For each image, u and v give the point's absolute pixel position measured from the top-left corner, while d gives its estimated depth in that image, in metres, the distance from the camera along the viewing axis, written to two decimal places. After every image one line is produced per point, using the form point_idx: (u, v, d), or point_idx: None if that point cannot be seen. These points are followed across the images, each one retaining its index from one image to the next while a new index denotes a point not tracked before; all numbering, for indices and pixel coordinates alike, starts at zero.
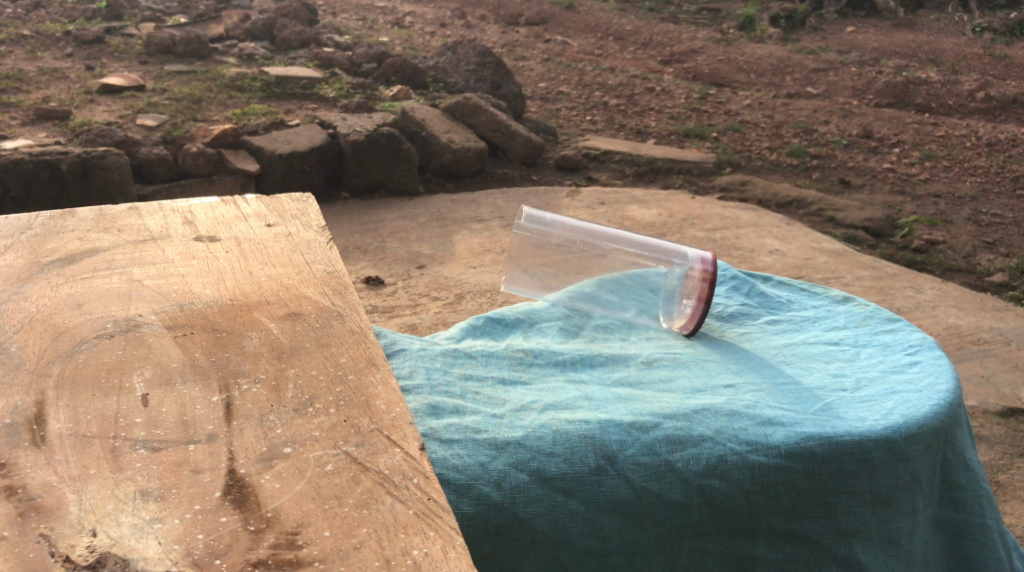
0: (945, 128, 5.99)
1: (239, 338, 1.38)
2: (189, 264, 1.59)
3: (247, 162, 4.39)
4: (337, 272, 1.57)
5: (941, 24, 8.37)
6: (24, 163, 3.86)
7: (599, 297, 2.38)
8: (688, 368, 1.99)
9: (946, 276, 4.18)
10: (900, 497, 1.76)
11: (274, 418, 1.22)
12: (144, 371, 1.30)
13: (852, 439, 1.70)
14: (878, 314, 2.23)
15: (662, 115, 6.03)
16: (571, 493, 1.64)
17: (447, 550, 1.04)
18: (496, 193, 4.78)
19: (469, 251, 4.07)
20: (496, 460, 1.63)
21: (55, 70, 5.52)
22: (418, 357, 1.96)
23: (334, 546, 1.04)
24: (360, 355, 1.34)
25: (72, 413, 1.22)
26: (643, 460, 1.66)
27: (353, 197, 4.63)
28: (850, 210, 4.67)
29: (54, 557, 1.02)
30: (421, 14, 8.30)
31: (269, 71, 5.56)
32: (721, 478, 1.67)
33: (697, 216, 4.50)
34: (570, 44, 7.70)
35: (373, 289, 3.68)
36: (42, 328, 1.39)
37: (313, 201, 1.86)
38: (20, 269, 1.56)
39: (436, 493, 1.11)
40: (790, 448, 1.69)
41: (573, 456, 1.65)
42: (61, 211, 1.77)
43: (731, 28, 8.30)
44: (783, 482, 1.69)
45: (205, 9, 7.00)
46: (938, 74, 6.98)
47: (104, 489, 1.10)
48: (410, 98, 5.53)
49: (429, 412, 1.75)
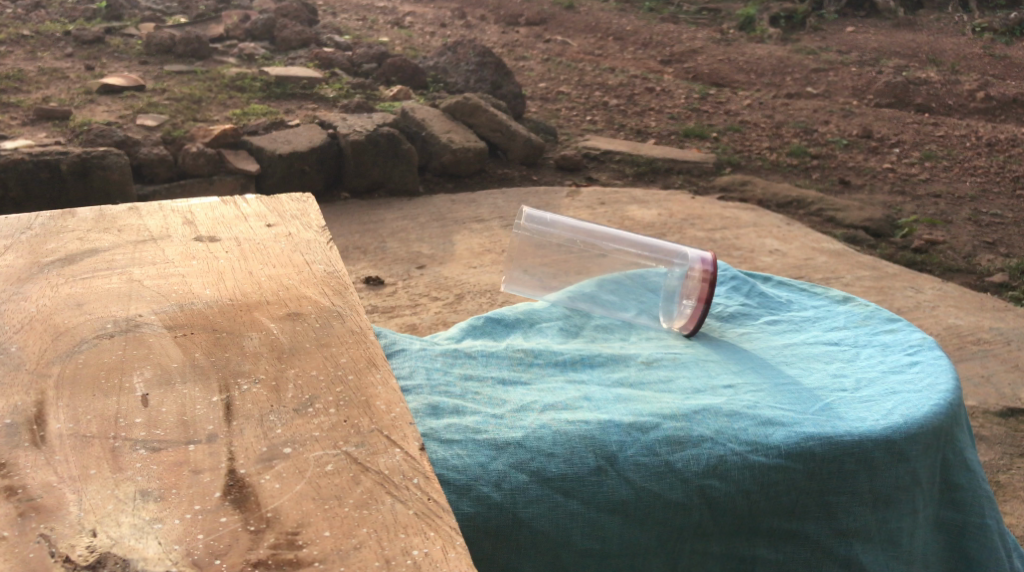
0: (945, 128, 5.99)
1: (239, 338, 1.38)
2: (189, 263, 1.59)
3: (247, 162, 4.39)
4: (337, 272, 1.57)
5: (941, 24, 8.37)
6: (24, 164, 3.86)
7: (598, 297, 2.38)
8: (688, 368, 1.99)
9: (946, 276, 4.18)
10: (900, 496, 1.76)
11: (274, 418, 1.22)
12: (144, 372, 1.30)
13: (852, 439, 1.70)
14: (878, 314, 2.23)
15: (662, 115, 6.03)
16: (572, 493, 1.63)
17: (447, 550, 1.04)
18: (497, 193, 4.78)
19: (469, 251, 4.07)
20: (496, 460, 1.63)
21: (55, 70, 5.52)
22: (418, 358, 1.97)
23: (334, 546, 1.04)
24: (360, 355, 1.34)
25: (72, 413, 1.22)
26: (643, 460, 1.66)
27: (353, 197, 4.63)
28: (850, 210, 4.67)
29: (54, 557, 1.01)
30: (421, 14, 8.30)
31: (269, 71, 5.56)
32: (721, 478, 1.67)
33: (697, 216, 4.50)
34: (570, 44, 7.70)
35: (373, 289, 3.68)
36: (42, 328, 1.39)
37: (313, 201, 1.86)
38: (21, 269, 1.56)
39: (437, 493, 1.11)
40: (790, 447, 1.69)
41: (573, 457, 1.65)
42: (60, 211, 1.77)
43: (731, 28, 8.29)
44: (783, 482, 1.69)
45: (205, 9, 7.00)
46: (938, 74, 6.97)
47: (104, 489, 1.10)
48: (410, 98, 5.53)
49: (429, 412, 1.75)
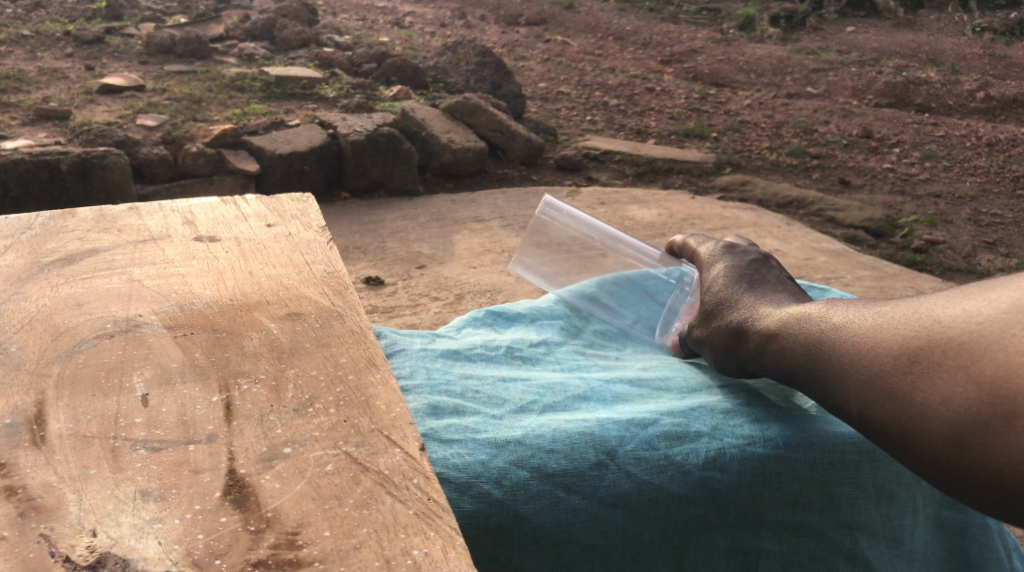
0: (945, 128, 5.99)
1: (239, 338, 1.38)
2: (189, 263, 1.59)
3: (247, 162, 4.38)
4: (336, 271, 1.58)
5: (941, 24, 8.37)
6: (24, 163, 3.86)
7: (597, 299, 2.39)
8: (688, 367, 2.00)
9: (946, 276, 4.18)
10: (901, 489, 1.76)
11: (274, 418, 1.22)
12: (144, 372, 1.30)
13: (852, 430, 1.72)
14: None
15: (662, 116, 6.03)
16: (572, 488, 1.63)
17: (447, 550, 1.04)
18: (497, 193, 4.79)
19: (469, 251, 4.07)
20: (496, 458, 1.62)
21: (55, 70, 5.52)
22: (418, 357, 1.96)
23: (334, 546, 1.04)
24: (361, 355, 1.34)
25: (72, 414, 1.22)
26: (643, 454, 1.66)
27: (353, 197, 4.63)
28: (850, 211, 4.67)
29: (54, 557, 1.02)
30: (421, 14, 8.30)
31: (269, 72, 5.56)
32: (722, 470, 1.67)
33: (697, 216, 4.50)
34: (570, 44, 7.70)
35: (373, 289, 3.68)
36: (41, 328, 1.39)
37: (313, 201, 1.86)
38: (20, 269, 1.56)
39: (436, 494, 1.11)
40: (789, 439, 1.71)
41: (573, 452, 1.65)
42: (61, 211, 1.77)
43: (731, 28, 8.28)
44: (785, 473, 1.70)
45: (205, 9, 6.99)
46: (938, 74, 6.98)
47: (104, 489, 1.10)
48: (410, 98, 5.53)
49: (429, 412, 1.75)
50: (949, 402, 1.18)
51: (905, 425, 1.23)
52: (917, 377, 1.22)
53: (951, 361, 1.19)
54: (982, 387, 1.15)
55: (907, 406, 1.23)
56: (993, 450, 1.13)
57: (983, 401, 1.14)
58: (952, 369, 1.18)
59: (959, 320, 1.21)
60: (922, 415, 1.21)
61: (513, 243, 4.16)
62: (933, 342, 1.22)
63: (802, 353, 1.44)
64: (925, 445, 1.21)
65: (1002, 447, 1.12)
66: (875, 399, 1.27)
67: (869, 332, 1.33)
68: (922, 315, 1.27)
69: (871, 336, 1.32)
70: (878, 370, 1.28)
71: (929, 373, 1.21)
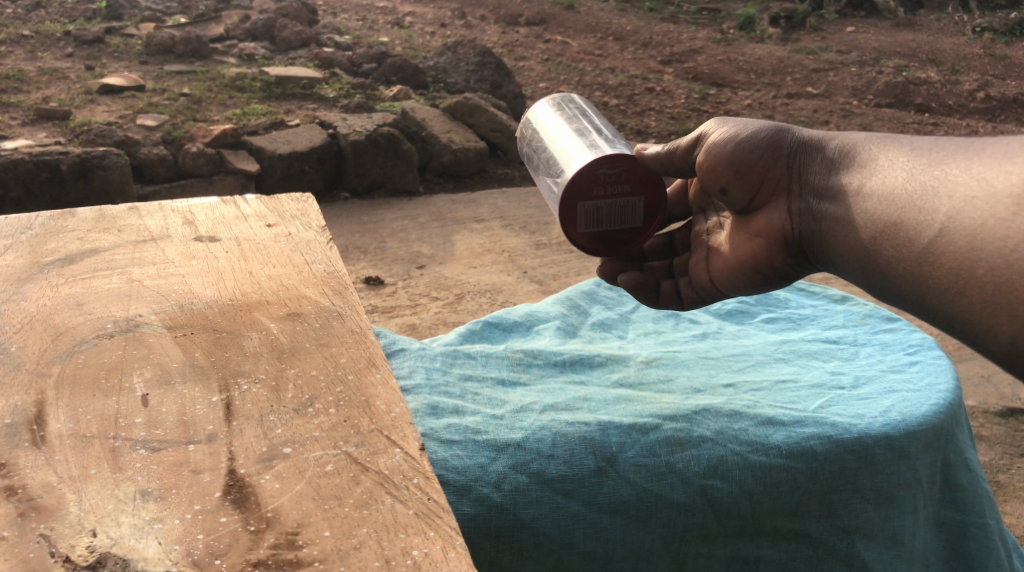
0: (945, 128, 6.00)
1: (239, 338, 1.38)
2: (189, 263, 1.59)
3: (247, 162, 4.38)
4: (337, 272, 1.57)
5: (941, 24, 8.37)
6: (24, 163, 3.87)
7: (597, 295, 2.39)
8: (688, 368, 2.00)
9: None
10: (902, 494, 1.76)
11: (274, 418, 1.22)
12: (144, 372, 1.30)
13: (852, 437, 1.72)
14: (877, 313, 2.23)
15: (662, 116, 6.03)
16: (572, 494, 1.64)
17: (447, 550, 1.04)
18: (497, 193, 4.79)
19: (469, 251, 4.07)
20: (496, 461, 1.64)
21: (55, 70, 5.52)
22: (418, 357, 1.96)
23: (335, 546, 1.04)
24: (361, 355, 1.34)
25: (72, 413, 1.22)
26: (644, 461, 1.66)
27: (353, 197, 4.64)
28: None
29: (54, 557, 1.02)
30: (421, 14, 8.29)
31: (269, 71, 5.56)
32: (722, 478, 1.68)
33: None
34: (570, 44, 7.70)
35: (373, 289, 3.68)
36: (42, 328, 1.39)
37: (314, 201, 1.86)
38: (20, 269, 1.56)
39: (437, 493, 1.11)
40: (790, 447, 1.70)
41: (573, 458, 1.65)
42: (61, 211, 1.77)
43: (731, 28, 8.27)
44: (785, 482, 1.70)
45: (205, 9, 6.99)
46: (938, 74, 6.97)
47: (104, 489, 1.10)
48: (410, 99, 5.53)
49: (428, 412, 1.75)
50: (973, 263, 1.16)
51: (926, 280, 1.22)
52: (945, 232, 1.19)
53: (983, 222, 1.15)
54: (1012, 256, 1.12)
55: (929, 265, 1.21)
56: (1003, 321, 1.13)
57: (1005, 270, 1.12)
58: (956, 223, 1.18)
59: (1004, 179, 1.16)
60: (943, 277, 1.19)
61: (513, 243, 4.17)
62: (971, 198, 1.18)
63: (883, 167, 1.35)
64: (942, 308, 1.21)
65: (1013, 319, 1.12)
66: (903, 251, 1.26)
67: (916, 163, 1.29)
68: (970, 168, 1.21)
69: (912, 188, 1.27)
70: (912, 224, 1.25)
71: (958, 233, 1.18)
